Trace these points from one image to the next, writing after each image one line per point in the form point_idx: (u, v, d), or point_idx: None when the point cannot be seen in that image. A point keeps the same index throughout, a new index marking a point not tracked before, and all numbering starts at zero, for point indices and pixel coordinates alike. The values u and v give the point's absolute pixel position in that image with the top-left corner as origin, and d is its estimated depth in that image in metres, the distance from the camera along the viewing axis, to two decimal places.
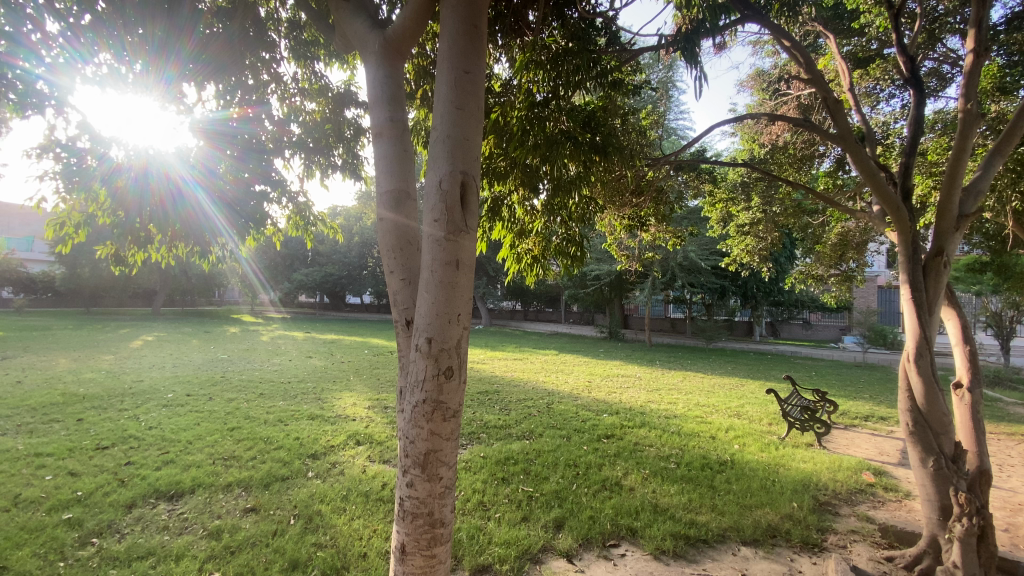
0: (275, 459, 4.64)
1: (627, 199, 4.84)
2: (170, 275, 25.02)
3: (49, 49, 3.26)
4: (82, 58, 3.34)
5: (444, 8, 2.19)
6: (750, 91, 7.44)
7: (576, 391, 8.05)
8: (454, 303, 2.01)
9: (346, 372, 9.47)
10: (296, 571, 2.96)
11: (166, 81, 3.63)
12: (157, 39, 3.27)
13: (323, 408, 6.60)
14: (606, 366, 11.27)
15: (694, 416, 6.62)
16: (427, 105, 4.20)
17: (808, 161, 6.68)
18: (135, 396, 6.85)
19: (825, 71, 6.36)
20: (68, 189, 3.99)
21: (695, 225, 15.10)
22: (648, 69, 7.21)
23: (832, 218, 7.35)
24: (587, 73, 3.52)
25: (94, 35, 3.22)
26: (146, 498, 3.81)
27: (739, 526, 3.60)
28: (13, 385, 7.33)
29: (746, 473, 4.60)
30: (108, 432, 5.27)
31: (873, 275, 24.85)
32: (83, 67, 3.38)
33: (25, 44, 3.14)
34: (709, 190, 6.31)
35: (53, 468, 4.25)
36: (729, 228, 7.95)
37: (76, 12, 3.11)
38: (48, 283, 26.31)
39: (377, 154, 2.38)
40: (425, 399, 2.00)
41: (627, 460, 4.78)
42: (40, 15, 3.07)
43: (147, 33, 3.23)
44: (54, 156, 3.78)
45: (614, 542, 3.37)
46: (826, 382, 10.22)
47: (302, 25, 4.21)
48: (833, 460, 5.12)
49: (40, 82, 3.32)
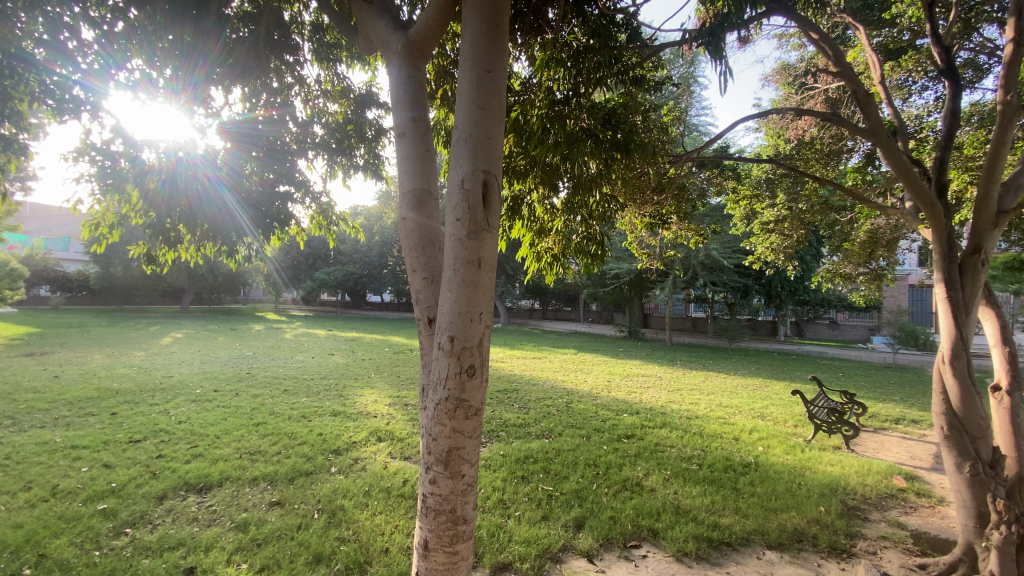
0: (299, 455, 4.74)
1: (648, 197, 4.79)
2: (198, 275, 25.76)
3: (85, 55, 3.36)
4: (115, 64, 3.45)
5: (466, 7, 2.20)
6: (775, 85, 7.28)
7: (595, 390, 8.01)
8: (477, 302, 2.02)
9: (367, 369, 9.60)
10: (320, 564, 3.01)
11: (194, 85, 3.73)
12: (185, 45, 3.34)
13: (345, 404, 6.71)
14: (626, 366, 11.18)
15: (716, 417, 6.52)
16: (447, 105, 4.22)
17: (835, 156, 6.51)
18: (165, 392, 7.07)
19: (854, 64, 6.18)
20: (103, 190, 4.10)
21: (717, 223, 14.86)
22: (670, 64, 7.12)
23: (860, 215, 7.15)
24: (609, 70, 3.48)
25: (127, 42, 3.32)
26: (177, 491, 3.92)
27: (764, 529, 3.53)
28: (51, 379, 7.63)
29: (771, 476, 4.51)
30: (140, 425, 5.45)
31: (905, 273, 24.03)
32: (116, 73, 3.48)
33: (63, 51, 3.26)
34: (733, 187, 6.19)
35: (88, 460, 4.41)
36: (752, 225, 7.80)
37: (110, 19, 3.22)
38: (83, 282, 27.38)
39: (400, 153, 2.41)
40: (447, 396, 2.01)
41: (648, 460, 4.74)
42: (77, 24, 3.17)
43: (176, 39, 3.31)
44: (89, 159, 3.89)
45: (636, 543, 3.34)
46: (854, 384, 9.94)
47: (325, 27, 4.27)
48: (862, 464, 4.97)
49: (76, 88, 3.43)
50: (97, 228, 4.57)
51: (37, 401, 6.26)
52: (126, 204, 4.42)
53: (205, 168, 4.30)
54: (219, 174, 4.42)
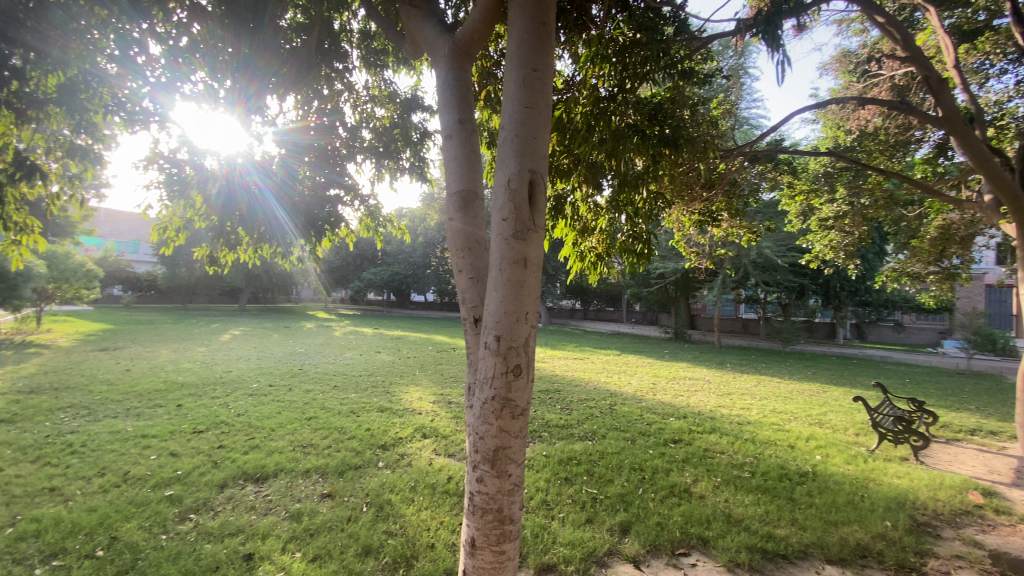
0: (349, 448, 4.89)
1: (697, 193, 4.63)
2: (254, 275, 27.13)
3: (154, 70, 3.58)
4: (181, 77, 3.65)
5: (512, 7, 2.19)
6: (833, 74, 6.89)
7: (640, 392, 7.84)
8: (522, 302, 2.01)
9: (412, 367, 9.81)
10: (370, 556, 3.10)
11: (249, 97, 3.85)
12: (241, 59, 3.50)
13: (391, 401, 6.87)
14: (672, 368, 10.88)
15: (769, 423, 6.24)
16: (490, 106, 4.26)
17: (902, 148, 6.09)
18: (225, 386, 7.47)
19: (924, 49, 5.77)
20: (170, 195, 4.39)
21: (770, 219, 14.24)
22: (719, 56, 6.89)
23: (930, 210, 6.66)
24: (656, 64, 3.37)
25: (190, 56, 3.53)
26: (236, 480, 4.13)
27: (823, 543, 3.34)
28: (124, 372, 8.23)
29: (830, 486, 4.27)
30: (203, 417, 5.79)
31: (981, 272, 22.18)
32: (181, 85, 3.68)
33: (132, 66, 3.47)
34: (788, 182, 5.90)
35: (157, 449, 4.72)
36: (809, 222, 7.42)
37: (175, 36, 3.43)
38: (152, 282, 29.43)
39: (446, 155, 2.43)
40: (494, 396, 2.01)
41: (696, 466, 4.59)
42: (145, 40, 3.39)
43: (234, 52, 3.49)
44: (158, 167, 4.16)
45: (685, 550, 3.24)
46: (923, 391, 9.27)
47: (372, 34, 4.38)
48: (933, 477, 4.62)
49: (146, 101, 3.66)
50: (163, 230, 4.86)
51: (112, 393, 6.77)
52: (188, 207, 4.67)
53: (260, 173, 4.45)
54: (273, 180, 4.61)
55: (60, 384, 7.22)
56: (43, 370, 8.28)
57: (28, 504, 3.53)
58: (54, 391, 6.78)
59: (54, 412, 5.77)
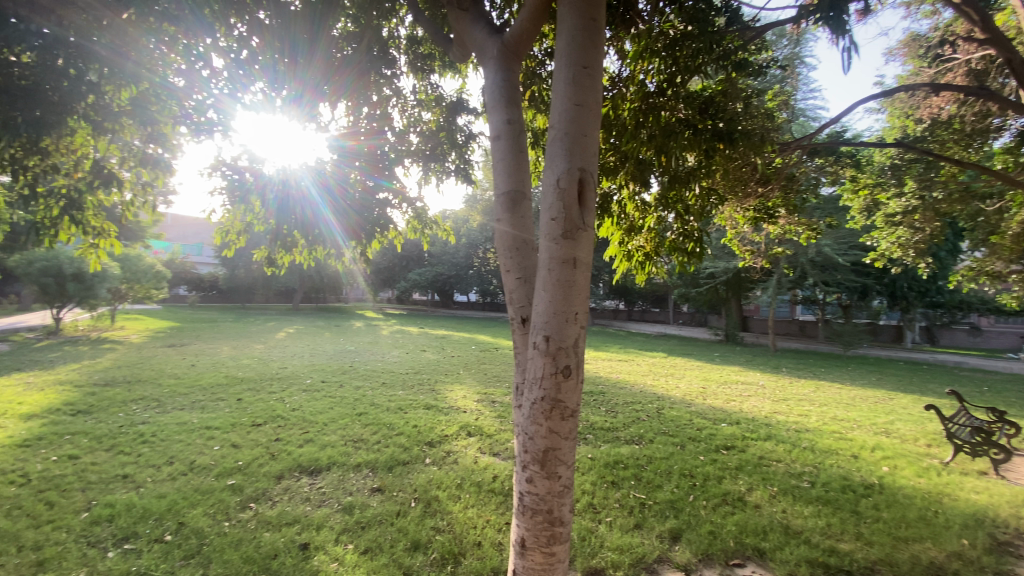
0: (397, 444, 5.01)
1: (751, 189, 4.44)
2: (306, 276, 28.31)
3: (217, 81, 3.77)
4: (242, 87, 3.82)
5: (561, 4, 2.17)
6: (901, 59, 6.43)
7: (688, 396, 7.61)
8: (572, 302, 1.98)
9: (456, 366, 9.93)
10: (418, 551, 3.16)
11: (306, 105, 4.03)
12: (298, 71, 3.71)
13: (436, 399, 7.00)
14: (722, 372, 10.50)
15: (829, 431, 5.91)
16: (535, 106, 4.26)
17: (981, 136, 5.58)
18: (280, 381, 7.84)
19: (1006, 28, 5.29)
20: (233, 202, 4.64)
21: (830, 216, 13.49)
22: (773, 45, 6.59)
23: (1014, 203, 6.09)
24: (709, 56, 3.25)
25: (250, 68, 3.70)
26: (292, 472, 4.31)
27: (892, 560, 3.12)
28: (190, 368, 8.77)
29: (900, 500, 3.98)
30: (261, 411, 6.08)
31: None
32: (243, 94, 3.85)
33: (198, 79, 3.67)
34: (850, 175, 5.55)
35: (220, 440, 4.99)
36: (874, 218, 6.96)
37: (236, 49, 3.61)
38: (214, 282, 31.27)
39: (495, 155, 2.44)
40: (543, 397, 1.99)
41: (750, 474, 4.40)
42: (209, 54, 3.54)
43: (290, 63, 3.64)
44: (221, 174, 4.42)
45: (739, 561, 3.11)
46: (1005, 400, 8.51)
47: (419, 40, 4.46)
48: (1018, 494, 4.23)
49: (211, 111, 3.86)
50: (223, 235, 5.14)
51: (179, 386, 7.23)
52: (247, 213, 4.92)
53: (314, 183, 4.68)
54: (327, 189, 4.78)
55: (134, 377, 7.78)
56: (119, 364, 8.95)
57: (106, 489, 3.81)
58: (129, 384, 7.32)
59: (129, 404, 6.22)
